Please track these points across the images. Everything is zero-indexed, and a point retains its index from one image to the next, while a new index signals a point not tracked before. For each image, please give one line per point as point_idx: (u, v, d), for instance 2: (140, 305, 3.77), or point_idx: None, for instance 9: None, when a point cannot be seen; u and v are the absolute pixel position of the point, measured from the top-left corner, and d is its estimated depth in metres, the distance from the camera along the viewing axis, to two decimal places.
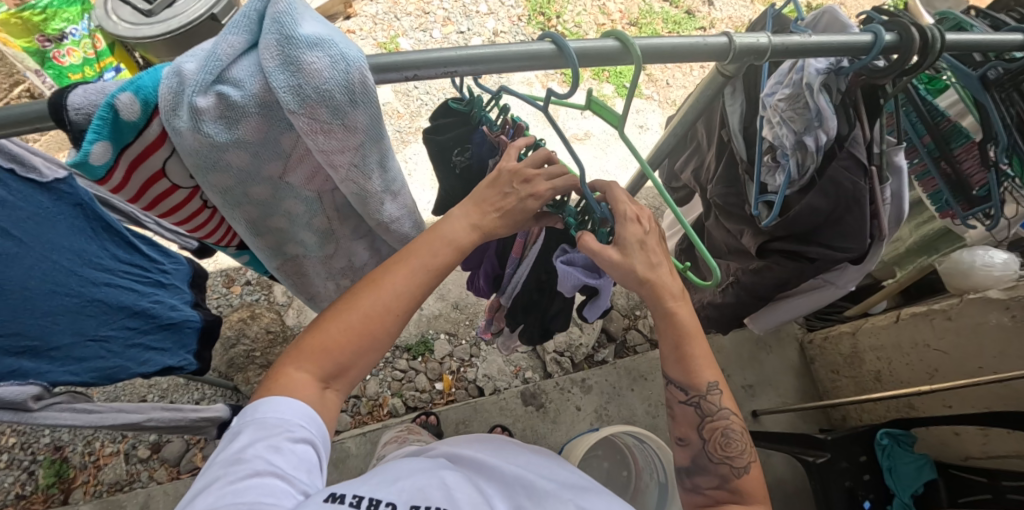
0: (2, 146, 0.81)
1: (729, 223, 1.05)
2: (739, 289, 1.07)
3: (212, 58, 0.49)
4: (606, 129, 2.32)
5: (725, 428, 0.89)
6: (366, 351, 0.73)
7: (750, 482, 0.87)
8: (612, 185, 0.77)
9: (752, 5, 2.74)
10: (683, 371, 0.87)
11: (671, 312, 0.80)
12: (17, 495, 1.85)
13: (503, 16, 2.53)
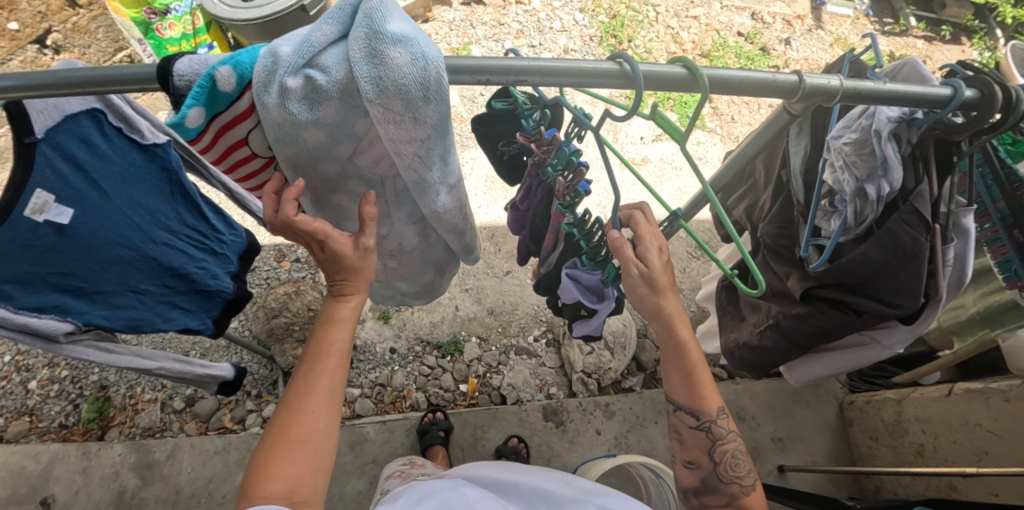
0: (116, 106, 0.90)
1: (778, 265, 1.02)
2: (778, 333, 1.04)
3: (306, 43, 0.53)
4: (663, 157, 2.31)
5: (735, 450, 0.92)
6: (312, 453, 0.76)
7: (756, 497, 0.91)
8: (640, 209, 0.84)
9: (831, 48, 2.67)
10: (689, 396, 0.92)
11: (681, 341, 0.89)
12: (61, 424, 1.98)
13: (575, 35, 2.57)
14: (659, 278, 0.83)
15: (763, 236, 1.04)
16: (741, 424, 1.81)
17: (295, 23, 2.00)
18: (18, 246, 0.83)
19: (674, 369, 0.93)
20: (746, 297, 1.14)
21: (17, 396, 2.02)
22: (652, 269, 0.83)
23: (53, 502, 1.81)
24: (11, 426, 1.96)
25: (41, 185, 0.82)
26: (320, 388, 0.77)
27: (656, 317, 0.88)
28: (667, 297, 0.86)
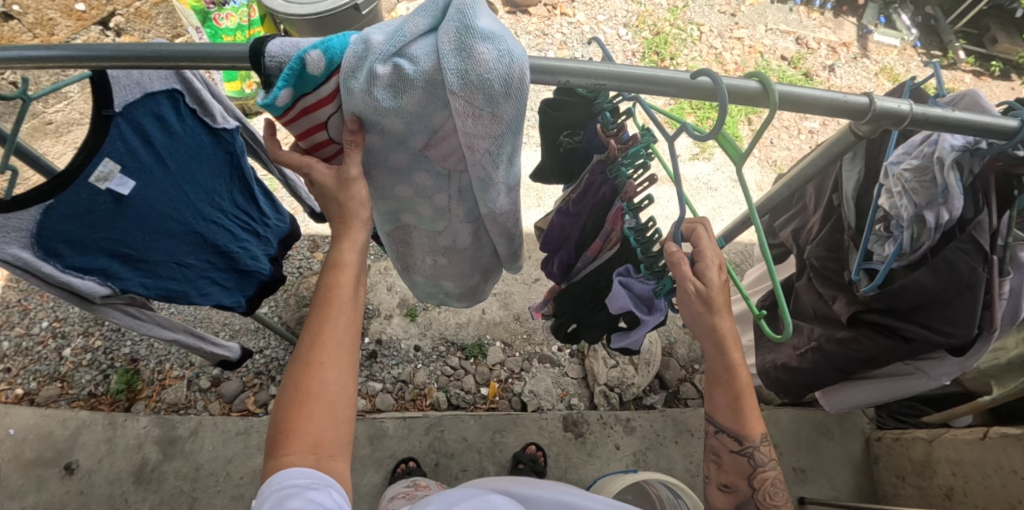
0: (195, 88, 0.92)
1: (824, 288, 1.01)
2: (819, 355, 1.02)
3: (399, 33, 0.55)
4: (699, 177, 2.30)
5: (773, 480, 0.92)
6: (331, 401, 0.75)
7: None
8: (700, 224, 0.83)
9: (876, 78, 2.62)
10: (735, 420, 0.92)
11: (731, 363, 0.87)
12: (90, 393, 2.04)
13: (618, 49, 2.58)
14: (717, 296, 0.82)
15: (811, 259, 1.04)
16: None
17: (349, 22, 2.06)
18: (79, 210, 0.84)
19: (722, 391, 0.92)
20: (786, 318, 1.12)
21: (52, 362, 2.08)
22: (711, 287, 0.82)
23: (77, 469, 1.85)
24: (44, 391, 2.02)
25: (111, 155, 0.84)
26: (328, 337, 0.76)
27: (708, 337, 0.86)
28: (724, 317, 0.83)
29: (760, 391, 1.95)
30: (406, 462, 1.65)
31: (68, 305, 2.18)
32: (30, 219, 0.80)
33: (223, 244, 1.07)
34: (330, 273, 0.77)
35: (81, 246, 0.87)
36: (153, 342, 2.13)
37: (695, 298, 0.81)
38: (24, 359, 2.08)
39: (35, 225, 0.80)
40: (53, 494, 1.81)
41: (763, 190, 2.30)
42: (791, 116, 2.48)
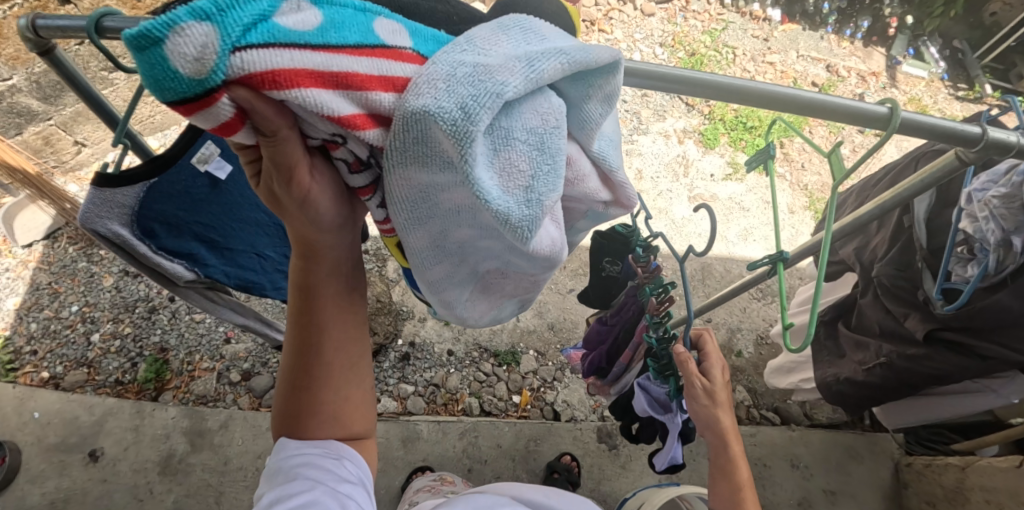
0: None
1: (894, 305, 1.04)
2: (888, 370, 1.03)
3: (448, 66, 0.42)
4: (733, 196, 2.33)
5: None
6: (328, 415, 0.75)
7: None
8: (706, 333, 1.00)
9: (905, 107, 2.65)
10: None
11: (732, 455, 0.97)
12: (117, 380, 2.02)
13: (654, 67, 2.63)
14: (721, 392, 0.94)
15: (880, 277, 1.07)
16: (794, 471, 1.78)
17: None
18: (177, 190, 0.85)
19: (718, 482, 0.99)
20: (850, 335, 1.15)
21: (79, 347, 2.07)
22: (715, 383, 0.95)
23: (102, 456, 1.84)
24: (71, 375, 2.01)
25: (212, 137, 0.85)
26: (314, 361, 0.71)
27: (712, 431, 0.96)
28: (725, 412, 0.94)
29: (790, 411, 1.96)
30: (422, 470, 1.67)
31: (99, 290, 2.17)
32: (132, 195, 0.80)
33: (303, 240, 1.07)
34: (305, 296, 0.69)
35: (174, 228, 0.88)
36: (182, 332, 2.12)
37: (701, 393, 0.93)
38: (52, 342, 2.07)
39: (135, 202, 0.81)
40: (76, 480, 1.80)
41: (794, 213, 2.33)
42: (821, 141, 2.51)
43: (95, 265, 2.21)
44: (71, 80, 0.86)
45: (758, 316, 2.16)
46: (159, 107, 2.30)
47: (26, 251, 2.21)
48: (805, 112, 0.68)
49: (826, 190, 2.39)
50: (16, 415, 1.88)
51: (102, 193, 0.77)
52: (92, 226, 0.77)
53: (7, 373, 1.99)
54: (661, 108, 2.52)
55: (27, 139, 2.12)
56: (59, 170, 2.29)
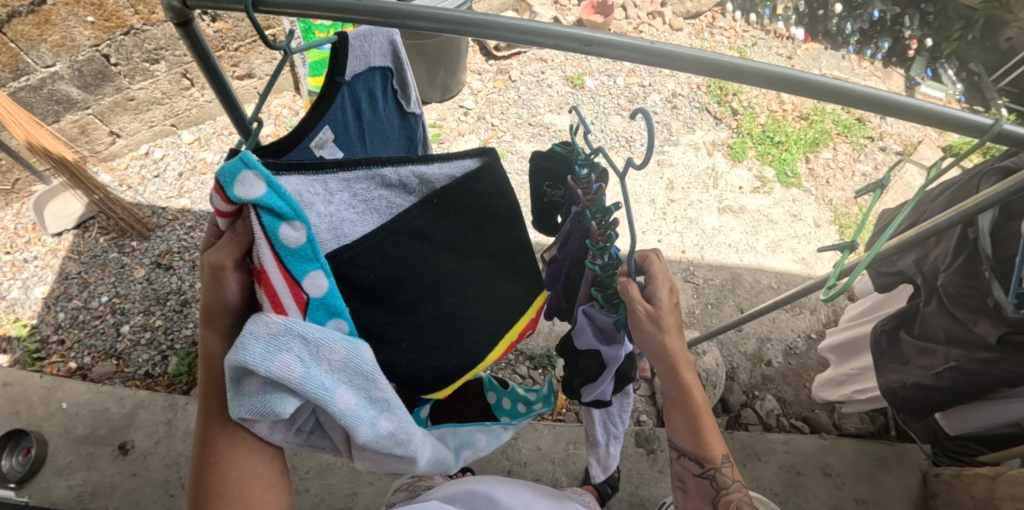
0: (404, 77, 1.12)
1: (960, 312, 1.14)
2: (957, 374, 1.18)
3: (272, 346, 0.65)
4: (761, 209, 2.38)
5: (739, 501, 0.94)
6: (232, 491, 0.74)
7: None
8: (654, 253, 0.88)
9: (924, 127, 2.70)
10: (693, 443, 0.94)
11: (685, 386, 0.89)
12: (147, 373, 2.00)
13: (683, 81, 2.70)
14: (668, 317, 0.83)
15: (947, 285, 1.16)
16: (826, 479, 1.79)
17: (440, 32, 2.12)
18: None
19: (677, 417, 0.94)
20: (914, 342, 1.27)
21: (109, 337, 2.04)
22: (661, 309, 0.84)
23: (131, 449, 1.81)
24: (99, 367, 1.98)
25: (330, 124, 0.90)
26: (218, 432, 0.75)
27: (662, 364, 0.87)
28: (673, 338, 0.84)
29: (819, 420, 1.97)
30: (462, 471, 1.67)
31: (130, 281, 2.14)
32: None
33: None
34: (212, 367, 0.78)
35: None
36: None
37: (644, 320, 0.82)
38: (80, 331, 2.05)
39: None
40: (103, 474, 1.76)
41: (820, 226, 2.37)
42: (845, 158, 2.55)
43: (125, 256, 2.19)
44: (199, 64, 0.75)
45: (786, 327, 2.21)
46: (196, 100, 2.36)
47: (56, 239, 2.20)
48: (931, 123, 0.63)
49: (852, 206, 2.42)
50: (43, 406, 1.86)
51: None
52: None
53: (34, 363, 1.97)
54: (691, 121, 2.57)
55: (64, 127, 2.13)
56: (92, 159, 2.29)
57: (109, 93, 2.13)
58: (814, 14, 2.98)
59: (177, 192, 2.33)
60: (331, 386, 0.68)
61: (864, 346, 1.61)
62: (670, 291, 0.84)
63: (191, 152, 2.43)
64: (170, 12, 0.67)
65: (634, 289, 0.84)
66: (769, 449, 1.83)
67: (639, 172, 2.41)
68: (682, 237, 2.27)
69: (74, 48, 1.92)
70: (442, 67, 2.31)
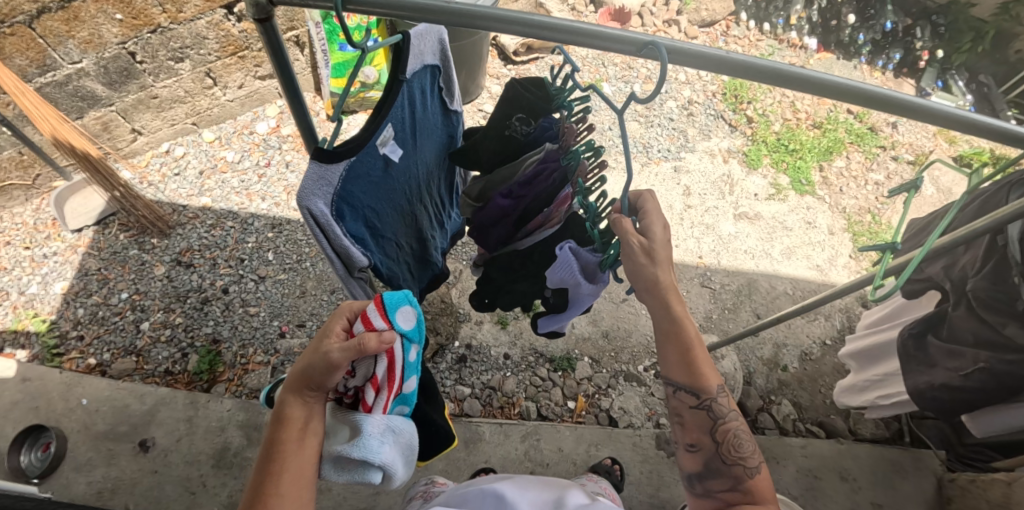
0: (450, 79, 1.19)
1: (991, 316, 1.17)
2: (985, 375, 1.23)
3: (379, 439, 0.86)
4: (776, 215, 2.41)
5: (736, 430, 1.00)
6: None
7: (760, 482, 0.97)
8: (649, 193, 0.97)
9: (935, 138, 2.74)
10: (687, 374, 1.01)
11: (676, 316, 0.98)
12: (167, 370, 1.97)
13: (698, 88, 2.73)
14: (659, 248, 0.95)
15: (975, 289, 1.19)
16: (844, 484, 1.81)
17: (463, 37, 2.13)
18: (364, 173, 0.98)
19: (671, 350, 1.01)
20: (942, 345, 1.31)
21: (128, 335, 2.02)
22: (654, 241, 0.95)
23: (152, 446, 1.76)
24: (118, 363, 1.96)
25: (392, 123, 0.99)
26: (273, 493, 0.81)
27: (650, 289, 0.98)
28: (664, 269, 0.96)
29: (835, 425, 2.00)
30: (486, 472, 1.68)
31: (150, 279, 2.13)
32: (337, 173, 0.91)
33: (422, 225, 1.31)
34: (287, 426, 0.86)
35: (356, 210, 1.00)
36: (236, 324, 2.07)
37: (637, 248, 0.94)
38: (99, 328, 2.03)
39: (337, 180, 0.91)
40: (124, 470, 1.72)
41: (834, 234, 2.40)
42: (858, 166, 2.59)
43: (146, 253, 2.19)
44: (274, 61, 0.77)
45: (801, 333, 2.24)
46: (218, 100, 2.38)
47: (76, 236, 2.20)
48: (942, 124, 0.77)
49: (865, 214, 2.46)
50: (63, 401, 1.82)
51: (318, 170, 0.87)
52: (306, 199, 0.87)
53: (53, 358, 1.96)
54: (706, 128, 2.60)
55: (87, 123, 2.14)
56: (114, 155, 2.30)
57: (133, 90, 2.14)
58: (827, 25, 3.03)
59: (198, 190, 2.33)
60: (399, 469, 0.91)
61: (888, 352, 1.63)
62: (663, 229, 0.96)
63: (211, 151, 2.44)
64: (253, 9, 0.70)
65: (627, 223, 0.94)
66: (788, 454, 1.85)
67: (656, 177, 2.43)
68: (698, 242, 2.30)
69: (102, 44, 1.92)
70: (464, 71, 2.34)
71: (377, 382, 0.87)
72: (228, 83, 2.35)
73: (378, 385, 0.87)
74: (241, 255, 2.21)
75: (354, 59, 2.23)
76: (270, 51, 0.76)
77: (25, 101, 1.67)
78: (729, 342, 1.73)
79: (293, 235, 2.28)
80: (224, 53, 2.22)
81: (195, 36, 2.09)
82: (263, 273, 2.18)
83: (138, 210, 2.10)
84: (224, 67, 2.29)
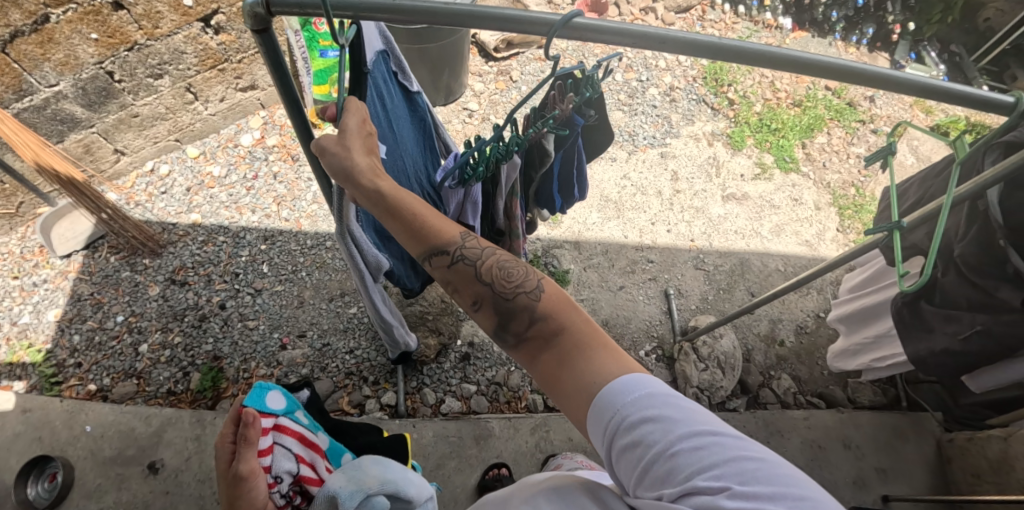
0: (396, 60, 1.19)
1: (980, 280, 1.23)
2: (984, 337, 1.27)
3: (348, 482, 1.00)
4: (764, 194, 2.45)
5: (499, 263, 0.88)
6: None
7: (547, 294, 0.83)
8: (352, 99, 0.86)
9: (912, 109, 2.80)
10: (426, 237, 0.87)
11: (385, 191, 0.84)
12: (169, 390, 1.95)
13: (679, 74, 2.76)
14: (354, 137, 0.85)
15: (964, 255, 1.24)
16: (847, 452, 1.86)
17: (443, 36, 2.14)
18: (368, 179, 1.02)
19: (397, 229, 0.88)
20: (937, 310, 1.35)
21: (127, 358, 2.00)
22: (345, 132, 0.85)
23: (162, 467, 1.75)
24: (119, 387, 1.94)
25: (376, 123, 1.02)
26: None
27: (345, 174, 0.84)
28: (350, 151, 0.84)
29: (834, 395, 2.05)
30: (498, 468, 1.69)
31: (145, 300, 2.11)
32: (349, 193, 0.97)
33: None
34: None
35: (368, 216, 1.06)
36: (235, 340, 2.06)
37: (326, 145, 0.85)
38: (97, 354, 2.00)
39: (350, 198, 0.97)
40: (136, 494, 1.70)
41: (821, 209, 2.46)
42: (839, 141, 2.64)
43: (138, 274, 2.16)
44: (273, 70, 0.77)
45: (795, 308, 2.29)
46: (199, 114, 2.36)
47: (65, 262, 2.17)
48: (924, 96, 0.76)
49: (849, 187, 2.51)
50: (67, 429, 1.79)
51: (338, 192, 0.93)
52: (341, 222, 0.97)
53: (52, 387, 1.93)
54: (690, 113, 2.63)
55: (68, 147, 2.11)
56: (98, 178, 2.27)
57: (113, 110, 2.11)
58: (801, 4, 3.09)
59: (186, 207, 2.31)
60: (386, 481, 1.03)
61: (880, 313, 1.65)
62: (359, 122, 0.87)
63: (196, 167, 2.41)
64: (252, 19, 0.70)
65: (328, 140, 0.86)
66: (792, 427, 1.89)
67: (643, 164, 2.46)
68: (689, 226, 2.33)
69: (78, 65, 1.89)
70: (446, 72, 2.35)
71: (299, 456, 1.06)
72: (209, 97, 2.32)
73: (305, 456, 1.07)
74: (235, 269, 2.20)
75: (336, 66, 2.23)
76: (268, 61, 0.77)
77: (3, 127, 1.63)
78: (726, 320, 1.74)
79: (287, 246, 2.27)
80: (204, 67, 2.20)
81: (172, 50, 2.06)
82: (259, 286, 2.17)
83: (127, 231, 2.08)
84: (204, 81, 2.27)
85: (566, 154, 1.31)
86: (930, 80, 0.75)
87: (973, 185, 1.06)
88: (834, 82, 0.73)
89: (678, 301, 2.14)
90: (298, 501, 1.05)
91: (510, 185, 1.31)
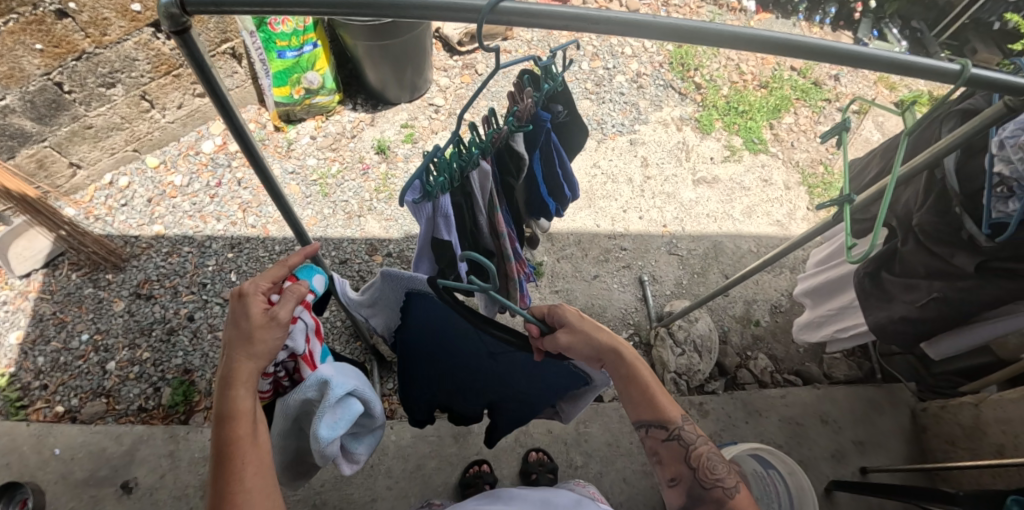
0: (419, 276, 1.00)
1: (937, 248, 1.24)
2: (941, 303, 1.28)
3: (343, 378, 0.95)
4: (734, 177, 2.46)
5: (708, 453, 0.94)
6: None
7: (741, 500, 0.89)
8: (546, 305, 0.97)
9: (876, 86, 2.83)
10: (650, 410, 0.97)
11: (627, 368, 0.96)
12: (140, 407, 1.90)
13: (645, 60, 2.76)
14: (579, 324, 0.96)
15: (921, 224, 1.27)
16: (825, 427, 1.88)
17: (403, 31, 2.15)
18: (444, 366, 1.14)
19: (626, 396, 0.99)
20: (897, 280, 1.37)
21: (94, 377, 1.95)
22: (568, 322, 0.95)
23: (135, 486, 1.70)
24: (88, 407, 1.88)
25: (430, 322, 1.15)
26: (237, 490, 0.75)
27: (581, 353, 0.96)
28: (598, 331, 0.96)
29: (810, 372, 2.07)
30: (479, 464, 1.67)
31: (110, 316, 2.06)
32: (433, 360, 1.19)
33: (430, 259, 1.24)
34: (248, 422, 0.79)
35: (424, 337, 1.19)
36: (206, 351, 2.02)
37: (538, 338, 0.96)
38: (64, 374, 1.95)
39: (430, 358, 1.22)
40: None
41: (790, 189, 2.47)
42: (806, 121, 2.66)
43: (102, 290, 2.11)
44: (197, 72, 0.75)
45: (769, 288, 2.31)
46: (157, 123, 2.30)
47: (25, 281, 2.10)
48: (889, 70, 0.76)
49: (817, 165, 2.53)
50: (36, 453, 1.74)
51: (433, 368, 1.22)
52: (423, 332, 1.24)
53: (18, 411, 1.87)
54: (657, 99, 2.63)
55: (20, 162, 2.04)
56: (55, 194, 2.19)
57: (65, 122, 2.05)
58: None
59: (149, 218, 2.25)
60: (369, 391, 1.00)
61: (844, 286, 1.67)
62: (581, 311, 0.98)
63: (157, 177, 2.35)
64: (168, 20, 0.67)
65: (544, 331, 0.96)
66: (770, 405, 1.91)
67: (612, 152, 2.46)
68: (661, 212, 2.33)
69: (24, 78, 1.84)
70: (410, 69, 2.32)
71: (309, 337, 0.99)
72: (166, 104, 2.27)
73: (311, 339, 0.99)
74: (203, 279, 2.16)
75: (296, 66, 2.17)
76: (191, 61, 0.74)
77: None
78: (697, 304, 1.75)
79: (255, 253, 2.23)
80: (158, 73, 2.14)
81: (123, 57, 2.00)
82: (227, 295, 2.13)
83: (87, 247, 2.02)
84: (159, 88, 2.21)
85: (542, 153, 1.28)
86: (891, 52, 0.75)
87: (925, 155, 1.06)
88: (804, 60, 0.73)
89: (653, 287, 2.14)
90: (282, 374, 0.99)
91: (488, 197, 1.21)
